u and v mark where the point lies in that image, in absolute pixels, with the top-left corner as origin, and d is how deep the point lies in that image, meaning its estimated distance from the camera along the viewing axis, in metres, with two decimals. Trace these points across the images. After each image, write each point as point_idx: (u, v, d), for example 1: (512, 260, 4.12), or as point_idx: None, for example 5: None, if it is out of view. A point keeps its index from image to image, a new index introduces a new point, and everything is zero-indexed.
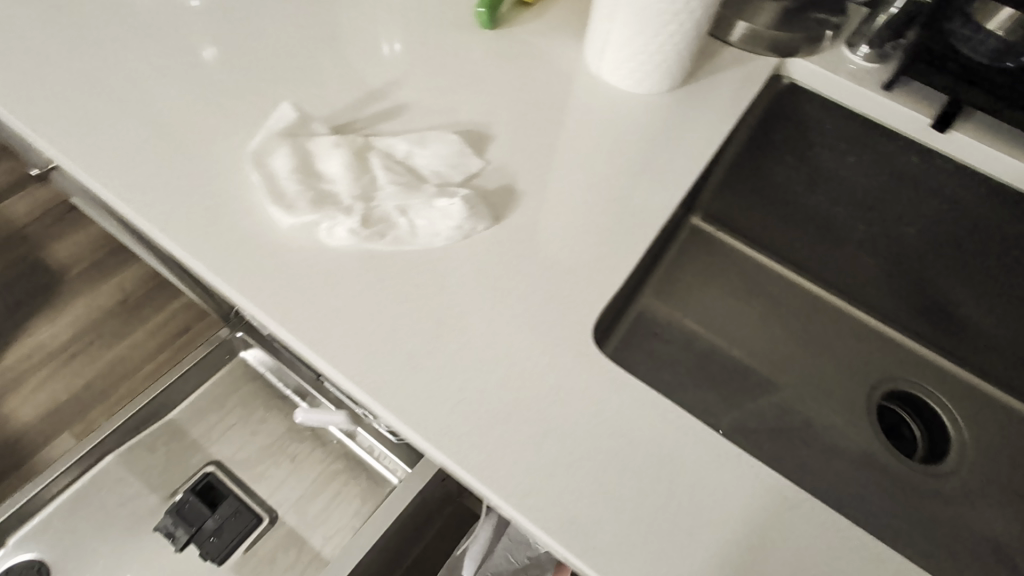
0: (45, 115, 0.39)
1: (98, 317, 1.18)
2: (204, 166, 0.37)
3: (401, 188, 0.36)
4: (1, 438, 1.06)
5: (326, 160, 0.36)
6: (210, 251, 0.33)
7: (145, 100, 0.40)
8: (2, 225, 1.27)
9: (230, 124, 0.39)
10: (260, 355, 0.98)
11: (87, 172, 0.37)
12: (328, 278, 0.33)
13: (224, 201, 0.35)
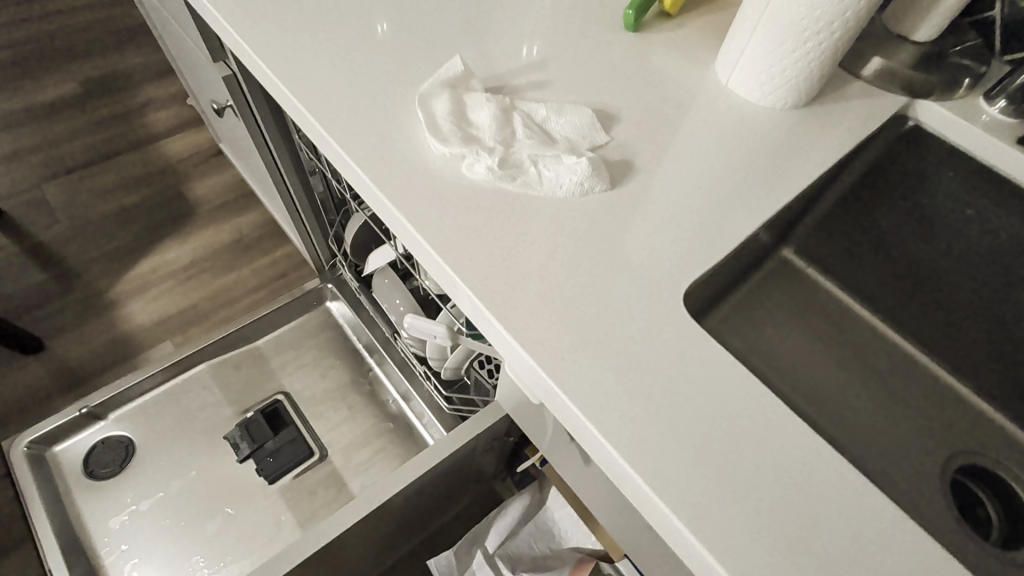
0: (264, 44, 0.48)
1: (215, 249, 1.35)
2: (379, 102, 0.44)
3: (537, 143, 0.40)
4: (117, 331, 1.22)
5: (476, 111, 0.42)
6: (374, 166, 0.40)
7: (340, 44, 0.48)
8: (162, 158, 1.49)
9: (403, 73, 0.46)
10: (343, 307, 1.07)
11: (288, 92, 0.46)
12: (463, 203, 0.39)
13: (391, 130, 0.42)
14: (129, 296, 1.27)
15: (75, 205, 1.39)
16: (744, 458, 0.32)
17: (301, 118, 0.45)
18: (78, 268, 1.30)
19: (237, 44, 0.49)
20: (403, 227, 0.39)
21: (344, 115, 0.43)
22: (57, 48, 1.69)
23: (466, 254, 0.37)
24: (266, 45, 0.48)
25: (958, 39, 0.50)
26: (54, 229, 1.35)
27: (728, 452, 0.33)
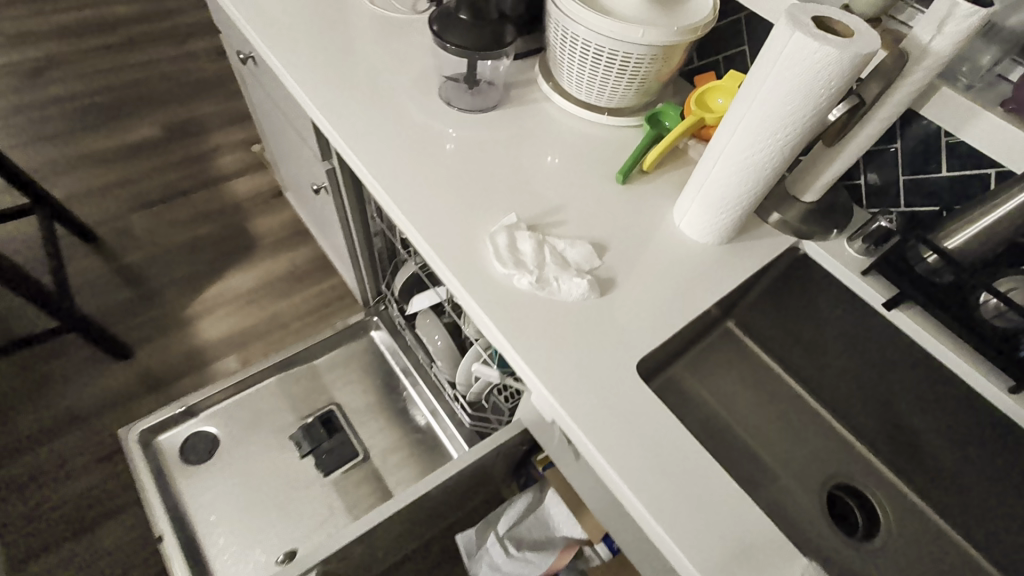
0: (383, 178, 0.74)
1: (272, 278, 1.60)
2: (459, 228, 0.70)
3: (558, 266, 0.66)
4: (191, 344, 1.45)
5: (521, 242, 0.67)
6: (458, 273, 0.65)
7: (432, 182, 0.74)
8: (230, 196, 1.75)
9: (472, 207, 0.72)
10: (385, 337, 1.33)
11: (400, 214, 0.71)
12: (512, 302, 0.64)
13: (467, 249, 0.68)
14: (200, 315, 1.50)
15: (155, 234, 1.64)
16: (666, 460, 0.55)
17: (409, 234, 0.71)
18: (157, 287, 1.53)
19: (365, 175, 0.76)
20: (475, 313, 0.64)
21: (437, 233, 0.69)
22: (139, 95, 1.97)
23: (510, 327, 0.61)
24: (386, 180, 0.74)
25: (833, 201, 0.76)
26: (137, 253, 1.59)
27: (660, 463, 0.55)
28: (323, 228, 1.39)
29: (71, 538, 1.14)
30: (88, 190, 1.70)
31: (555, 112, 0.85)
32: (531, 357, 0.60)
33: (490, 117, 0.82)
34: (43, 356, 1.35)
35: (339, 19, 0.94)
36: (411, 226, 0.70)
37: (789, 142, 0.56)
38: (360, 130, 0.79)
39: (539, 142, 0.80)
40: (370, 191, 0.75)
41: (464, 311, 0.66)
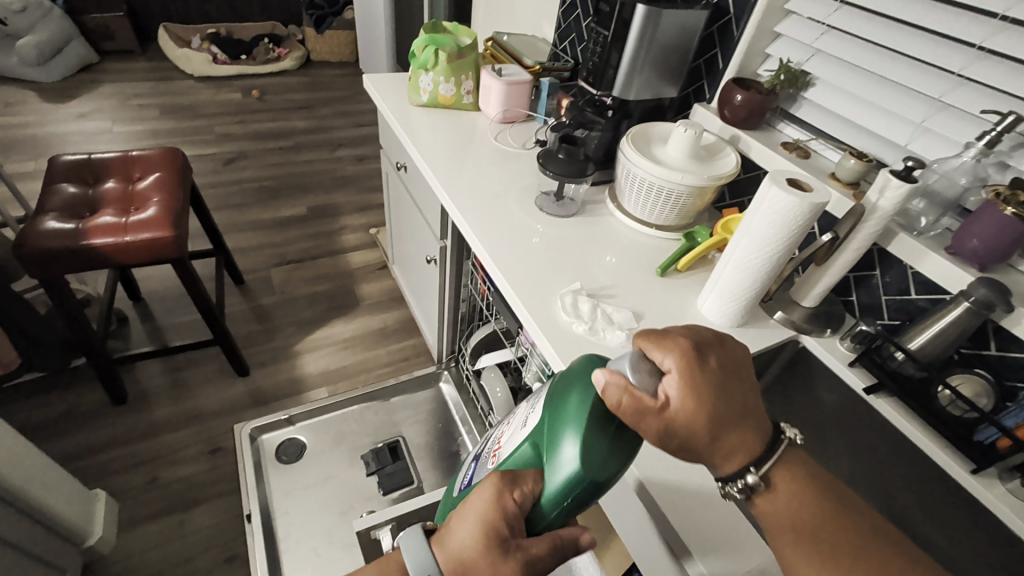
0: (490, 249, 1.06)
1: (367, 332, 1.93)
2: (538, 288, 0.97)
3: (606, 321, 0.90)
4: (294, 372, 1.76)
5: (581, 302, 0.93)
6: (534, 315, 0.91)
7: (522, 257, 1.05)
8: (347, 264, 2.19)
9: (548, 277, 1.00)
10: (452, 389, 1.58)
11: (498, 273, 1.01)
12: (570, 340, 0.88)
13: (542, 301, 0.94)
14: (306, 352, 1.83)
15: (286, 285, 2.06)
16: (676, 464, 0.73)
17: (501, 287, 0.99)
18: (278, 325, 1.90)
19: (476, 246, 1.08)
20: (543, 343, 0.88)
21: (526, 291, 0.96)
22: (296, 184, 2.57)
23: (571, 357, 0.85)
24: (490, 251, 1.05)
25: (828, 310, 0.98)
26: (270, 297, 2.00)
27: (669, 465, 0.73)
28: (420, 297, 1.74)
29: (170, 513, 1.35)
30: (246, 246, 2.20)
31: (617, 224, 1.16)
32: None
33: (568, 221, 1.15)
34: (186, 364, 1.70)
35: (472, 148, 1.35)
36: (507, 285, 0.98)
37: (777, 251, 0.82)
38: (477, 217, 1.14)
39: (603, 242, 1.11)
40: (478, 257, 1.07)
41: (535, 343, 0.91)
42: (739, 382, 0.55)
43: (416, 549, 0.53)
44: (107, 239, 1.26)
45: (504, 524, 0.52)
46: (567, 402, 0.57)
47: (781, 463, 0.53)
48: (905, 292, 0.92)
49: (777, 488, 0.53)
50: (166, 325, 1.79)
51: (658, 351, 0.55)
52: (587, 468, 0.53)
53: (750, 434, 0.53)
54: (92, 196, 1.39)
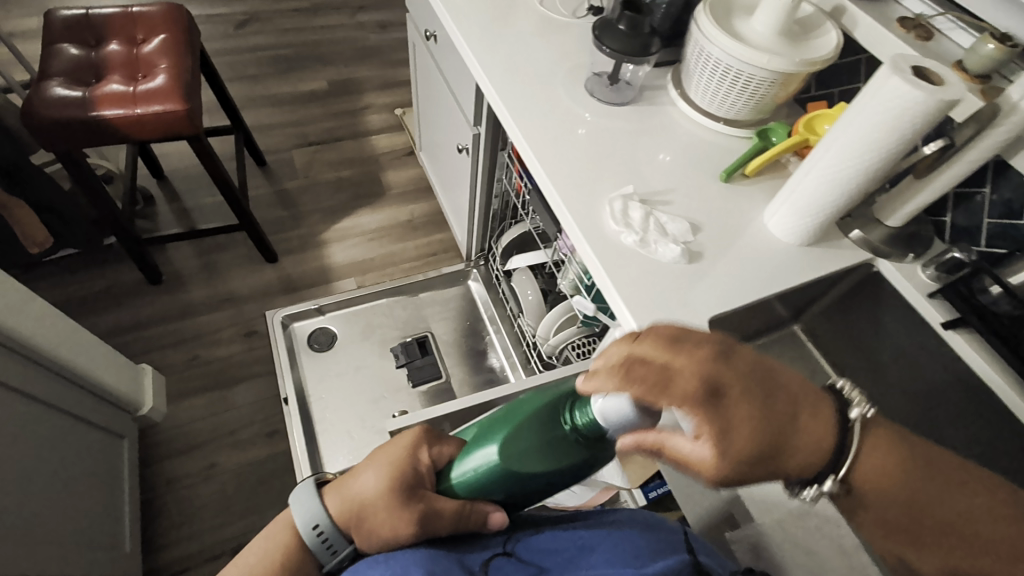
0: (533, 143, 0.93)
1: (393, 224, 1.89)
2: (585, 191, 0.86)
3: (660, 234, 0.80)
4: (322, 260, 1.75)
5: (632, 210, 0.81)
6: (580, 222, 0.82)
7: (568, 153, 0.92)
8: (370, 149, 2.08)
9: (597, 179, 0.88)
10: (480, 288, 1.55)
11: (541, 172, 0.89)
12: (620, 250, 0.79)
13: (588, 207, 0.84)
14: (332, 241, 1.81)
15: (309, 169, 1.97)
16: None
17: (544, 188, 0.89)
18: (303, 213, 1.85)
19: (518, 139, 0.95)
20: (589, 254, 0.79)
21: (571, 192, 0.86)
22: (314, 53, 2.34)
23: (617, 269, 0.77)
24: (534, 144, 0.93)
25: (916, 232, 0.85)
26: (293, 181, 1.93)
27: None
28: (448, 189, 1.64)
29: (213, 389, 1.43)
30: (265, 124, 2.07)
31: (677, 116, 1.00)
32: (632, 297, 0.75)
33: (622, 112, 0.99)
34: (214, 247, 1.69)
35: (514, 15, 1.14)
36: (550, 184, 0.87)
37: (876, 160, 0.69)
38: (520, 103, 0.99)
39: (662, 139, 0.96)
40: (519, 152, 0.94)
41: (578, 253, 0.82)
42: (770, 391, 0.43)
43: (312, 501, 0.60)
44: (117, 112, 1.16)
45: (411, 475, 0.60)
46: (522, 405, 0.59)
47: (863, 450, 0.45)
48: (1014, 216, 0.79)
49: (869, 482, 0.45)
50: (192, 206, 1.75)
51: (668, 396, 0.42)
52: (505, 461, 0.57)
53: (815, 426, 0.44)
54: (96, 60, 1.26)
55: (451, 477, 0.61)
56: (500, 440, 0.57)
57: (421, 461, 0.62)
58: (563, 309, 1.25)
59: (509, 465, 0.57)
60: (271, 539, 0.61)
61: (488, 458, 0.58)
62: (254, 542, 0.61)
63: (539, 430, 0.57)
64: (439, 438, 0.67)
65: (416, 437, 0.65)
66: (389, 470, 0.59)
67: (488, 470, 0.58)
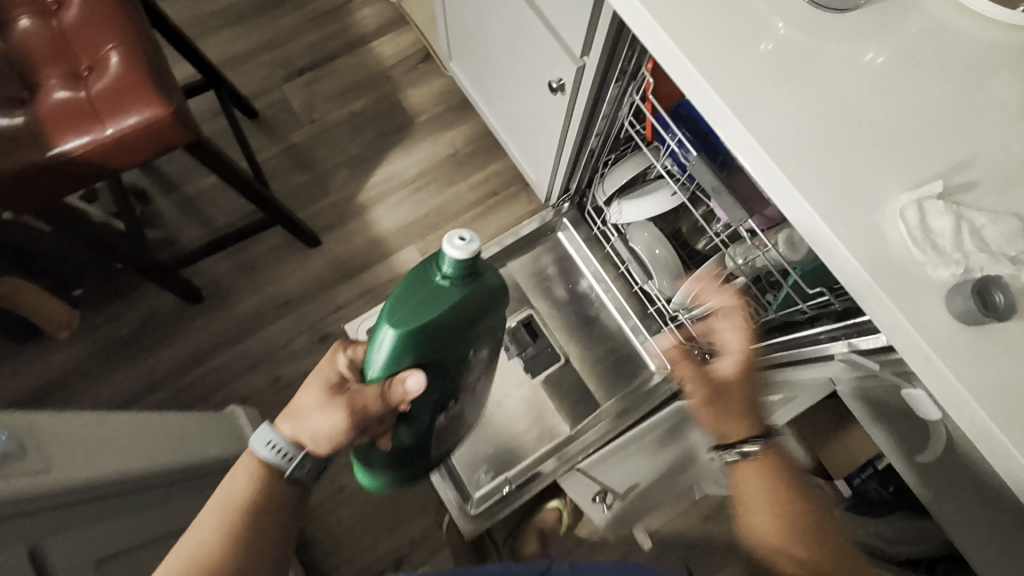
0: (745, 108, 0.59)
1: (435, 162, 1.56)
2: (849, 189, 0.56)
3: (990, 256, 0.52)
4: (370, 231, 1.48)
5: (935, 220, 0.53)
6: (859, 251, 0.54)
7: (804, 118, 0.58)
8: (375, 63, 1.63)
9: (861, 161, 0.57)
10: (574, 239, 1.32)
11: (770, 161, 0.57)
12: (932, 292, 0.52)
13: (863, 219, 0.55)
14: (374, 202, 1.51)
15: (313, 111, 1.58)
16: None
17: (774, 186, 0.58)
18: (327, 173, 1.53)
19: (712, 100, 0.60)
20: (882, 300, 0.53)
21: (830, 195, 0.55)
22: None
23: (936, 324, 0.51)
24: (745, 109, 0.58)
25: None
26: (300, 132, 1.56)
27: None
28: (513, 122, 1.28)
29: None
30: (236, 56, 1.61)
31: (937, 6, 0.64)
32: (973, 354, 0.50)
33: (858, 20, 0.63)
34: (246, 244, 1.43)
35: None
36: (789, 184, 0.56)
37: None
38: (700, 31, 0.61)
39: (930, 57, 0.61)
40: (716, 124, 0.61)
41: (849, 292, 0.56)
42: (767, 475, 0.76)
43: (264, 426, 0.65)
44: (83, 139, 0.82)
45: (342, 377, 0.66)
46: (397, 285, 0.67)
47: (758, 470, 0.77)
48: None
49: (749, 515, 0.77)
50: (198, 197, 1.45)
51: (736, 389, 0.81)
52: (400, 326, 0.63)
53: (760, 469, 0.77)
54: (14, 52, 0.88)
55: (369, 370, 0.66)
56: (392, 314, 0.63)
57: (340, 367, 0.68)
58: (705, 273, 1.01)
59: (408, 328, 0.63)
60: (240, 476, 0.65)
61: (389, 336, 0.63)
62: (227, 484, 0.65)
63: (420, 287, 0.65)
64: (354, 344, 0.72)
65: (332, 351, 0.70)
66: (316, 381, 0.66)
67: (393, 343, 0.64)
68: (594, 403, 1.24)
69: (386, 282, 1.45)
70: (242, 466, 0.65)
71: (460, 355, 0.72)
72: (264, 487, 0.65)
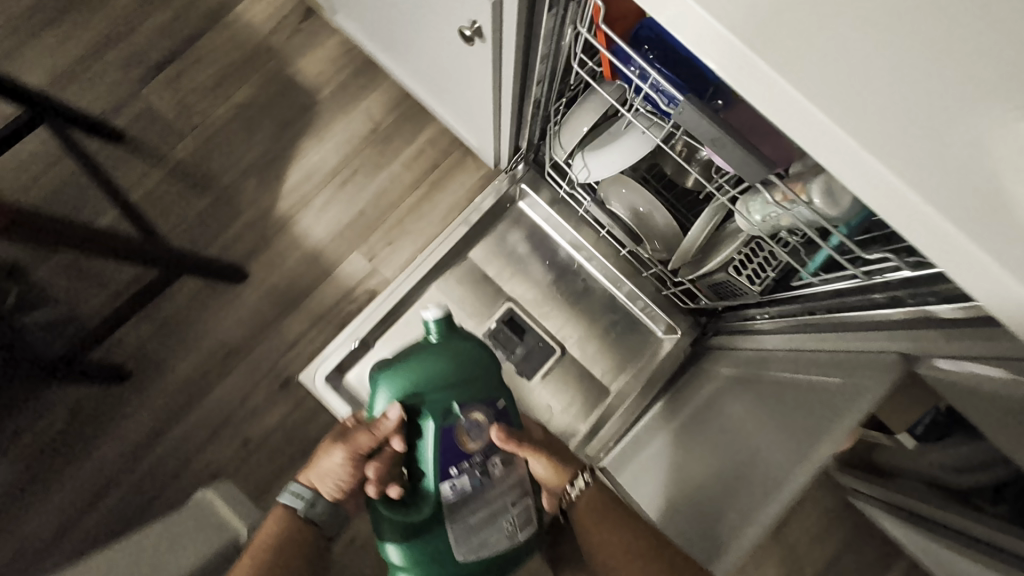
0: (762, 35, 0.38)
1: (356, 145, 1.29)
2: (940, 130, 0.37)
3: None
4: (302, 247, 1.25)
5: None
6: (973, 225, 0.35)
7: (851, 33, 0.38)
8: (248, 34, 1.30)
9: (949, 83, 0.37)
10: (540, 207, 1.12)
11: (814, 111, 0.38)
12: None
13: (970, 174, 0.36)
14: (297, 211, 1.26)
15: (192, 114, 1.28)
16: None
17: (823, 149, 0.39)
18: (232, 188, 1.26)
19: (710, 33, 0.39)
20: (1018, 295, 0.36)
21: (913, 150, 0.37)
22: None
23: None
24: (761, 39, 0.38)
25: None
26: (185, 145, 1.27)
27: None
28: (430, 82, 1.03)
29: (295, 465, 1.18)
30: (71, 65, 1.27)
31: None
32: None
33: None
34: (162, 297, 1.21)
35: None
36: (799, 96, 0.38)
37: None
38: None
39: None
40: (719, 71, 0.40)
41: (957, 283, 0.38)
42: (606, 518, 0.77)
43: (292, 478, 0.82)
44: None
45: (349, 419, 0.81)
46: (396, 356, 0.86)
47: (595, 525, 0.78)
48: None
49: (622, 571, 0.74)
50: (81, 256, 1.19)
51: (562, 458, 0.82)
52: (386, 374, 0.79)
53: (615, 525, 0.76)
54: None
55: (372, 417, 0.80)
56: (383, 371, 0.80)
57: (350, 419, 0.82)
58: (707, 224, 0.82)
59: (391, 379, 0.78)
60: (269, 522, 0.78)
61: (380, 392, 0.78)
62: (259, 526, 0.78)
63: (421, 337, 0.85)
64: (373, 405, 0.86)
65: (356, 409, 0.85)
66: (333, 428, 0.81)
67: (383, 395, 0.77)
68: (603, 393, 1.08)
69: (338, 301, 1.24)
70: (253, 518, 0.81)
71: (444, 405, 0.76)
72: (288, 529, 0.77)
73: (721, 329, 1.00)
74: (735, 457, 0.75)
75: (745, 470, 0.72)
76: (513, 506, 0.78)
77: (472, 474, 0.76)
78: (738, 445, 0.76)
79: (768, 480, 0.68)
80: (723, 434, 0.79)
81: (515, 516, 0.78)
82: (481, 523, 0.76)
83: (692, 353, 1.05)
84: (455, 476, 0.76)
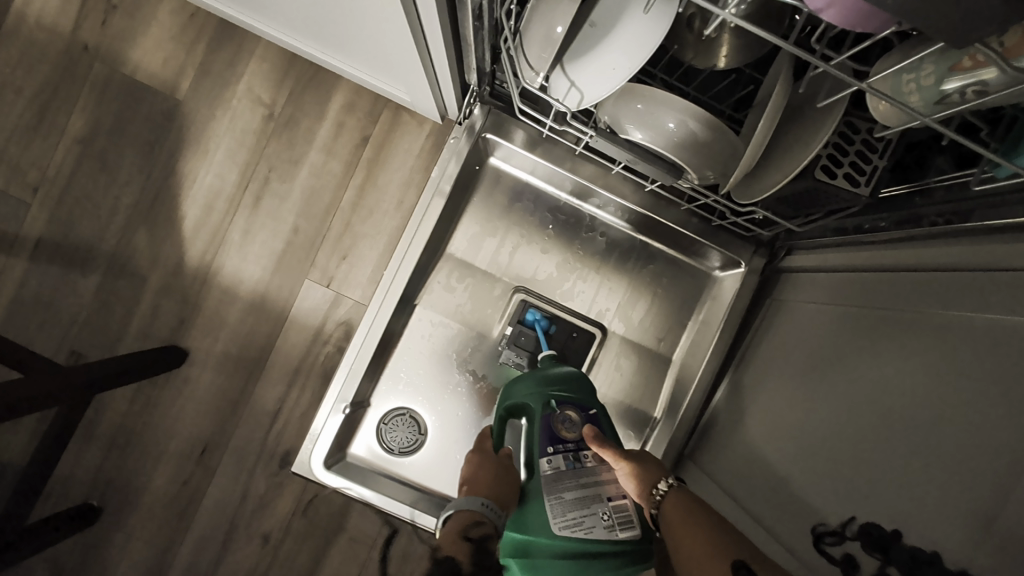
0: None
1: (252, 142, 0.96)
2: None
3: None
4: (241, 295, 0.97)
5: None
6: None
7: None
8: (49, 36, 0.94)
9: None
10: (520, 160, 0.84)
11: None
12: None
13: None
14: (215, 253, 0.97)
15: (23, 172, 0.94)
16: None
17: None
18: (121, 252, 0.96)
19: None
20: None
21: None
22: None
23: None
24: None
25: None
26: (34, 216, 0.94)
27: None
28: (318, 24, 0.73)
29: (334, 542, 0.99)
30: None
31: None
32: None
33: None
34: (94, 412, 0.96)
35: None
36: None
37: None
38: None
39: None
40: None
41: None
42: (693, 522, 0.50)
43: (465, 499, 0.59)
44: None
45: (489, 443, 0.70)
46: None
47: (668, 520, 0.53)
48: None
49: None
50: None
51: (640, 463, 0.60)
52: None
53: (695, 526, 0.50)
54: None
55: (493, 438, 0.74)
56: None
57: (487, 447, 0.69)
58: (767, 128, 0.56)
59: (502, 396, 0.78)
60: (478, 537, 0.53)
61: None
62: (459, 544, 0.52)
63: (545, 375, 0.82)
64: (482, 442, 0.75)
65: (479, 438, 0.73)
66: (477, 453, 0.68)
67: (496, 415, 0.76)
68: (665, 362, 0.87)
69: (309, 347, 0.98)
70: None
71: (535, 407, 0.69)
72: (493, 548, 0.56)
73: (796, 247, 0.76)
74: (885, 445, 0.49)
75: (908, 468, 0.46)
76: (609, 502, 0.61)
77: (568, 456, 0.65)
78: (886, 429, 0.49)
79: (948, 477, 0.42)
80: (859, 410, 0.53)
81: (610, 513, 0.60)
82: (575, 505, 0.61)
83: (762, 285, 0.81)
84: (552, 453, 0.65)
